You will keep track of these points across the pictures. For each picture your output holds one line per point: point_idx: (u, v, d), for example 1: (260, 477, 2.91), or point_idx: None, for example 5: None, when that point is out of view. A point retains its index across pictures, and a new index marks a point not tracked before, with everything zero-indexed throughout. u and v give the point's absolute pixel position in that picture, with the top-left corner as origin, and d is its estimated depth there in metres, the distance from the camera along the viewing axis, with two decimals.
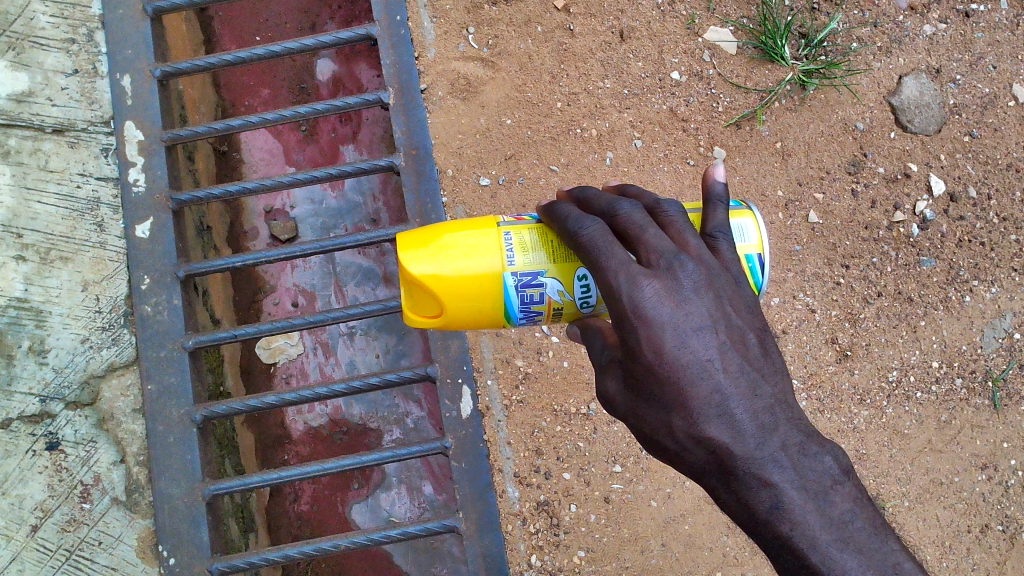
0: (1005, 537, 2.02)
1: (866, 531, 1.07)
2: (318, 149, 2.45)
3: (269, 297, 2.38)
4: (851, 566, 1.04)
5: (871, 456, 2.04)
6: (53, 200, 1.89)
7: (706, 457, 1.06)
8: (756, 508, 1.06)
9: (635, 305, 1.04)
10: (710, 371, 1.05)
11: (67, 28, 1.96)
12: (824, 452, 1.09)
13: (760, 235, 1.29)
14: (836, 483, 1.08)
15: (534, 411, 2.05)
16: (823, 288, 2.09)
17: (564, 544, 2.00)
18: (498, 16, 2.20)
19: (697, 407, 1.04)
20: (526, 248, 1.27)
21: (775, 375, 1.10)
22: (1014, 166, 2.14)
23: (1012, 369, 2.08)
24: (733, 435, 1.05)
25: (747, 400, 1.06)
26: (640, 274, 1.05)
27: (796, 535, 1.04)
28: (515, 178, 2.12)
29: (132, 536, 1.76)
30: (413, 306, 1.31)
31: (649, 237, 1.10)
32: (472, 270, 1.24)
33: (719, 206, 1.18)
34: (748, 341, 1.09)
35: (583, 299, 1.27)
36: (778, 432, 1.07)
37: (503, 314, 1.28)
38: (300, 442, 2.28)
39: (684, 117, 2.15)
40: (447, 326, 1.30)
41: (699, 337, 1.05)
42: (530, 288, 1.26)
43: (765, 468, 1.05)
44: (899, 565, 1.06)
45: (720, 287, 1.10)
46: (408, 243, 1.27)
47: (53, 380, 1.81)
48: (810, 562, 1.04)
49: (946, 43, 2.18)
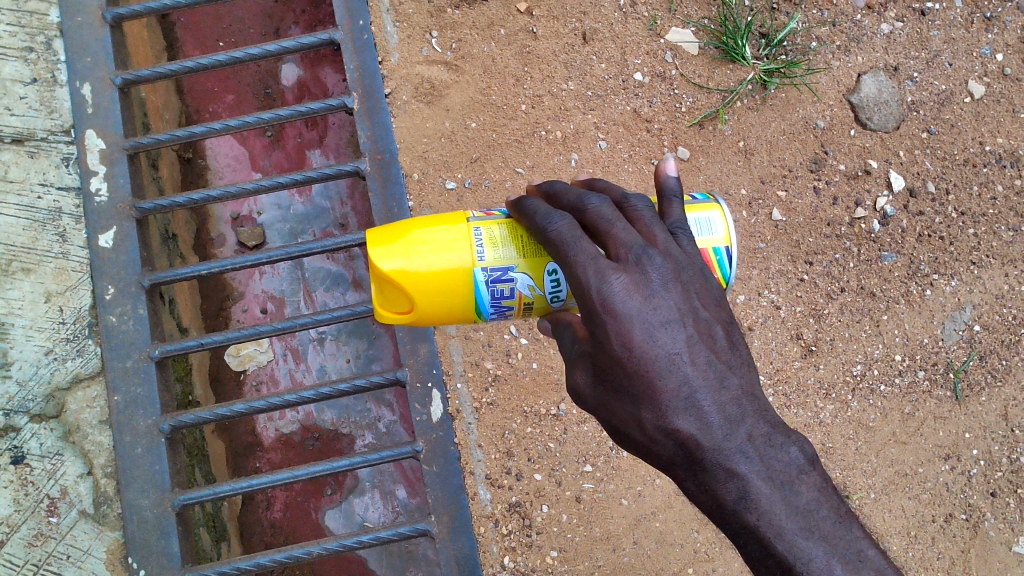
0: (969, 525, 2.06)
1: (830, 519, 1.08)
2: (284, 154, 2.45)
3: (236, 304, 2.36)
4: (817, 555, 1.05)
5: (837, 449, 2.07)
6: (13, 210, 1.86)
7: (673, 449, 1.08)
8: (723, 499, 1.07)
9: (604, 299, 1.04)
10: (678, 364, 1.06)
11: (24, 37, 1.93)
12: (790, 443, 1.11)
13: (727, 228, 1.30)
14: (802, 473, 1.10)
15: (504, 413, 2.06)
16: (788, 285, 2.12)
17: (537, 544, 2.01)
18: (462, 20, 2.20)
19: (666, 399, 1.06)
20: (495, 243, 1.27)
21: (742, 367, 1.11)
22: (971, 162, 2.17)
23: (972, 360, 2.11)
24: (701, 426, 1.06)
25: (714, 392, 1.07)
26: (609, 268, 1.06)
27: (763, 525, 1.06)
28: (481, 181, 2.13)
29: (101, 549, 1.74)
30: (383, 301, 1.31)
31: (618, 230, 1.10)
32: (442, 266, 1.25)
33: (674, 201, 1.19)
34: (716, 333, 1.10)
35: (553, 294, 1.28)
36: (745, 423, 1.08)
37: (473, 309, 1.29)
38: (271, 449, 2.27)
39: (648, 117, 2.16)
40: (418, 321, 1.30)
41: (667, 331, 1.06)
42: (500, 283, 1.27)
43: (732, 459, 1.06)
44: (863, 553, 1.07)
45: (688, 280, 1.11)
46: (377, 238, 1.27)
47: (17, 393, 1.79)
48: (775, 551, 1.06)
49: (903, 42, 2.22)
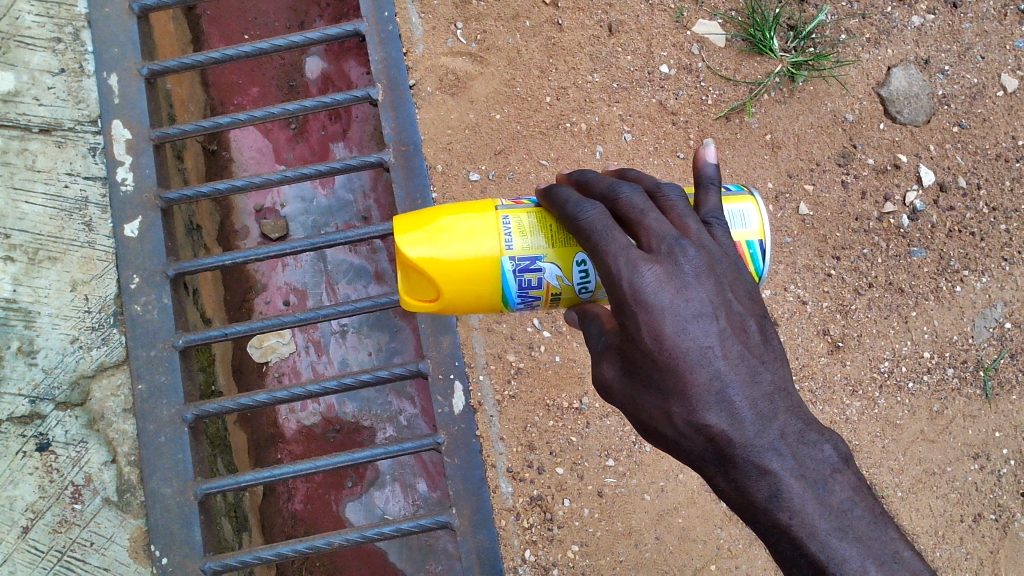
0: (998, 526, 2.03)
1: (865, 519, 1.06)
2: (307, 146, 2.45)
3: (260, 296, 2.36)
4: (851, 555, 1.04)
5: (864, 447, 2.04)
6: (41, 200, 1.88)
7: (704, 444, 1.06)
8: (754, 496, 1.06)
9: (635, 290, 1.03)
10: (710, 358, 1.04)
11: (53, 27, 1.95)
12: (823, 440, 1.09)
13: (761, 221, 1.28)
14: (834, 472, 1.08)
15: (527, 406, 2.05)
16: (814, 280, 2.09)
17: (559, 538, 2.00)
18: (486, 11, 2.19)
19: (697, 394, 1.04)
20: (524, 232, 1.26)
21: (775, 362, 1.10)
22: (1003, 156, 2.14)
23: (1003, 358, 2.08)
24: (732, 422, 1.05)
25: (746, 387, 1.06)
26: (640, 258, 1.04)
27: (795, 524, 1.04)
28: (506, 172, 2.12)
29: (124, 536, 1.76)
30: (410, 289, 1.31)
31: (650, 221, 1.09)
32: (470, 254, 1.24)
33: (711, 189, 1.17)
34: (749, 328, 1.09)
35: (581, 284, 1.27)
36: (777, 420, 1.07)
37: (500, 298, 1.28)
38: (293, 441, 2.28)
39: (673, 110, 2.15)
40: (444, 310, 1.30)
41: (699, 324, 1.04)
42: (528, 273, 1.26)
43: (764, 456, 1.05)
44: (898, 554, 1.06)
45: (721, 273, 1.09)
46: (404, 225, 1.26)
47: (43, 380, 1.80)
48: (808, 551, 1.04)
49: (934, 34, 2.18)
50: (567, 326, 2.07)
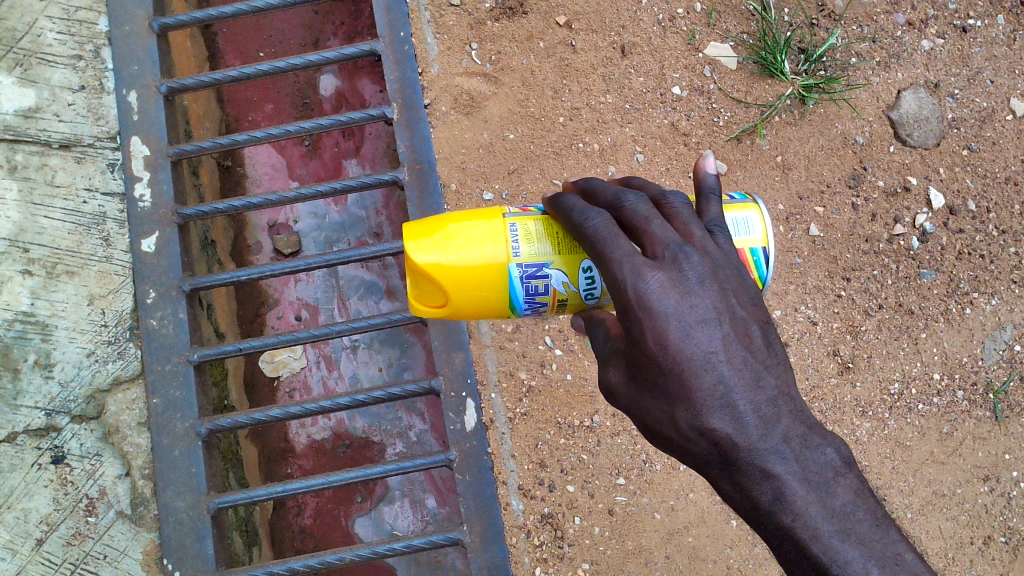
0: (1008, 548, 2.03)
1: (867, 523, 1.08)
2: (321, 163, 2.47)
3: (272, 311, 2.38)
4: (853, 557, 1.05)
5: (874, 467, 2.04)
6: (59, 215, 1.90)
7: (708, 448, 1.07)
8: (758, 500, 1.07)
9: (640, 297, 1.05)
10: (714, 363, 1.06)
11: (74, 45, 1.98)
12: (826, 444, 1.10)
13: (765, 229, 1.30)
14: (838, 475, 1.09)
15: (538, 424, 2.06)
16: (825, 301, 2.10)
17: (569, 556, 2.01)
18: (501, 32, 2.22)
19: (701, 398, 1.06)
20: (531, 239, 1.28)
21: (778, 367, 1.11)
22: (1012, 180, 2.16)
23: (1013, 381, 2.09)
24: (736, 426, 1.06)
25: (750, 392, 1.07)
26: (645, 265, 1.06)
27: (798, 526, 1.05)
28: (519, 192, 2.14)
29: (138, 550, 1.77)
30: (419, 295, 1.33)
31: (654, 228, 1.10)
32: (477, 260, 1.26)
33: (712, 199, 1.18)
34: (752, 333, 1.10)
35: (587, 290, 1.28)
36: (781, 424, 1.08)
37: (508, 304, 1.30)
38: (303, 455, 2.29)
39: (685, 131, 2.17)
40: (452, 315, 1.31)
41: (703, 329, 1.06)
42: (535, 279, 1.27)
43: (767, 460, 1.06)
44: (900, 556, 1.07)
45: (725, 279, 1.11)
46: (413, 232, 1.28)
47: (59, 394, 1.82)
48: (810, 553, 1.05)
49: (944, 58, 2.21)
50: (578, 344, 2.08)
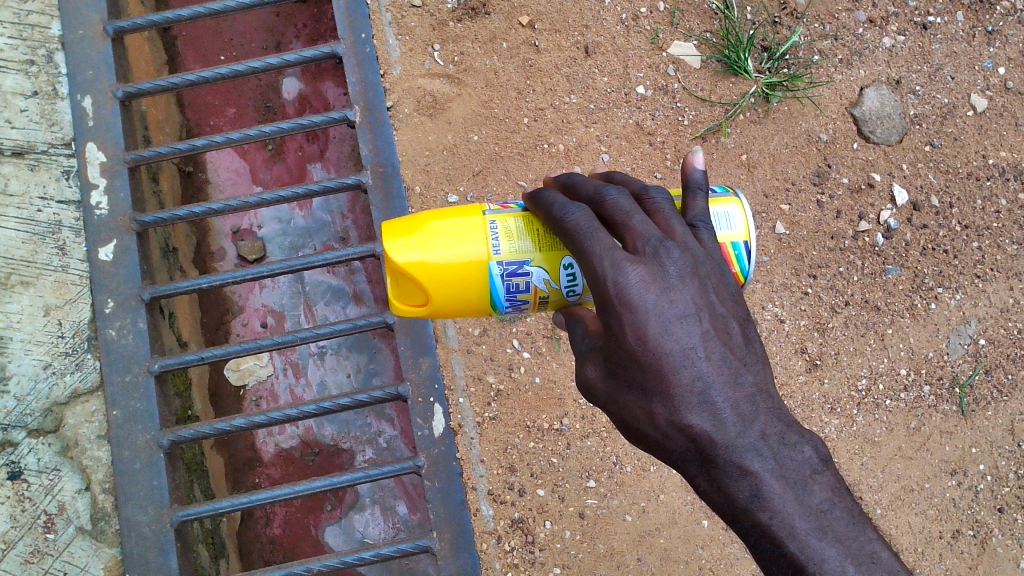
0: (976, 542, 2.04)
1: (843, 520, 1.06)
2: (285, 168, 2.44)
3: (237, 318, 2.34)
4: (829, 556, 1.03)
5: (843, 464, 2.05)
6: (13, 223, 1.84)
7: (685, 444, 1.06)
8: (735, 497, 1.05)
9: (620, 291, 1.04)
10: (693, 359, 1.04)
11: (25, 49, 1.92)
12: (803, 442, 1.09)
13: (747, 222, 1.29)
14: (815, 473, 1.08)
15: (507, 428, 2.04)
16: (792, 298, 2.11)
17: (540, 561, 1.99)
18: (463, 33, 2.20)
19: (679, 394, 1.04)
20: (511, 236, 1.26)
21: (756, 364, 1.10)
22: (974, 175, 2.18)
23: (978, 374, 2.10)
24: (714, 423, 1.05)
25: (728, 388, 1.05)
26: (625, 259, 1.05)
27: (774, 523, 1.04)
28: (484, 193, 2.12)
29: (98, 566, 1.71)
30: (397, 294, 1.30)
31: (635, 222, 1.09)
32: (457, 258, 1.24)
33: (699, 194, 1.18)
34: (731, 329, 1.09)
35: (569, 288, 1.26)
36: (758, 421, 1.06)
37: (489, 302, 1.28)
38: (271, 464, 2.25)
39: (650, 130, 2.16)
40: (433, 314, 1.29)
41: (682, 325, 1.05)
42: (516, 277, 1.26)
43: (745, 456, 1.05)
44: (875, 555, 1.05)
45: (706, 275, 1.09)
46: (392, 230, 1.25)
47: (15, 408, 1.77)
48: (787, 550, 1.04)
49: (905, 55, 2.22)
50: (546, 346, 2.07)
